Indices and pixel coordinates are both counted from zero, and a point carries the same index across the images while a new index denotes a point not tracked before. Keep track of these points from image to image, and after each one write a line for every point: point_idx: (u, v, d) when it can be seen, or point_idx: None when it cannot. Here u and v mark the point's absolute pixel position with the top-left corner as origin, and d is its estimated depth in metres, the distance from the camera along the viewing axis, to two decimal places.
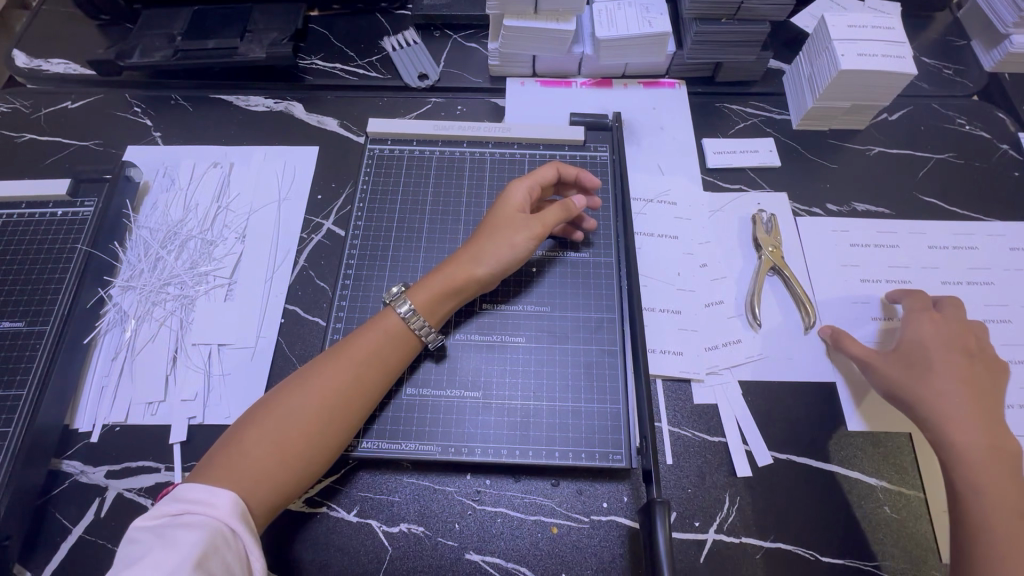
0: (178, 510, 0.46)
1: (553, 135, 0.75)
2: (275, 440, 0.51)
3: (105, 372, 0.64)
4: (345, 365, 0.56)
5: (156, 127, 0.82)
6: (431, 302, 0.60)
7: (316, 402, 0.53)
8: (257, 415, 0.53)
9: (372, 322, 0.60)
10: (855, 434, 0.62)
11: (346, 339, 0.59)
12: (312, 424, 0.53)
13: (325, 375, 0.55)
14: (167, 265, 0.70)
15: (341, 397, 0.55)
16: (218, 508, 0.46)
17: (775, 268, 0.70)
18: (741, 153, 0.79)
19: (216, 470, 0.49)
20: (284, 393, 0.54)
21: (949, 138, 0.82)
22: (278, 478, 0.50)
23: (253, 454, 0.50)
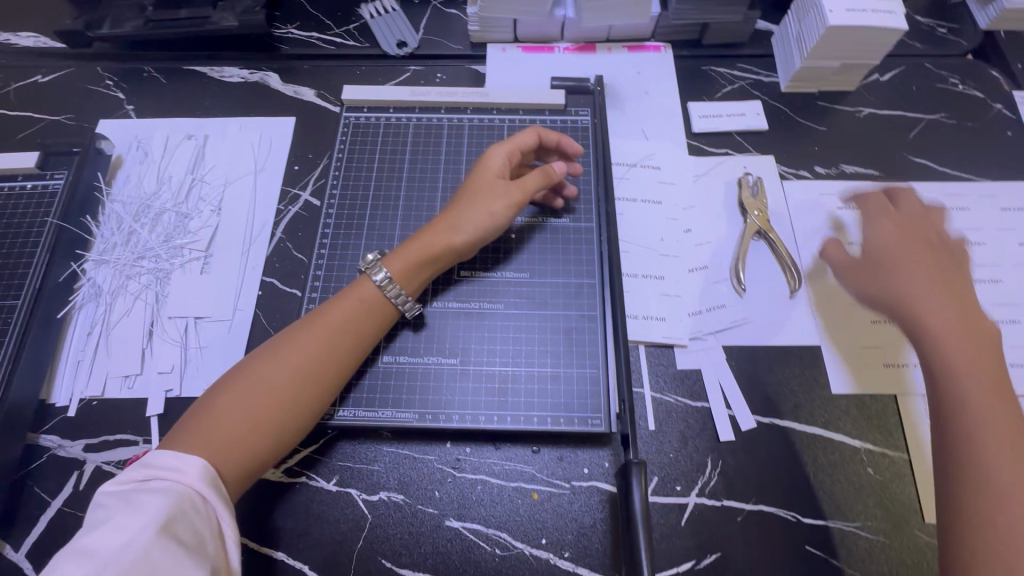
0: (144, 476, 0.45)
1: (533, 100, 0.74)
2: (250, 407, 0.50)
3: (80, 346, 0.64)
4: (322, 332, 0.55)
5: (129, 100, 0.80)
6: (409, 271, 0.59)
7: (292, 369, 0.52)
8: (230, 382, 0.52)
9: (349, 289, 0.58)
10: (839, 397, 0.62)
11: (321, 306, 0.57)
12: (287, 391, 0.51)
13: (300, 343, 0.53)
14: (141, 238, 0.69)
15: (318, 364, 0.53)
16: (186, 473, 0.45)
17: (760, 231, 0.69)
18: (727, 117, 0.77)
19: (188, 437, 0.48)
20: (258, 361, 0.53)
21: (942, 98, 0.80)
22: (255, 444, 0.49)
23: (228, 421, 0.49)
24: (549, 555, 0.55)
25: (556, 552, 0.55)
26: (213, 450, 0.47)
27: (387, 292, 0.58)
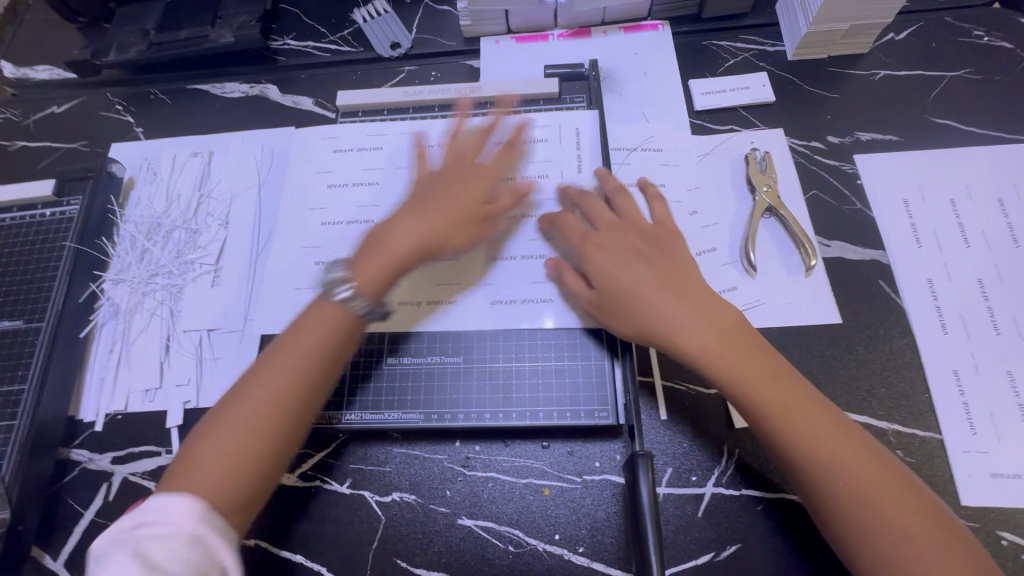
0: (136, 522, 0.43)
1: (527, 90, 0.72)
2: (239, 451, 0.47)
3: (104, 363, 0.67)
4: (294, 366, 0.49)
5: (138, 123, 0.83)
6: (377, 282, 0.53)
7: (269, 406, 0.48)
8: (215, 426, 0.48)
9: (312, 316, 0.52)
10: (862, 377, 0.59)
11: (284, 335, 0.52)
12: (258, 434, 0.47)
13: (272, 373, 0.49)
14: (154, 256, 0.71)
15: (300, 399, 0.49)
16: (173, 514, 0.43)
17: (771, 208, 0.66)
18: (731, 91, 0.74)
19: (165, 491, 0.46)
20: (240, 402, 0.48)
21: (966, 52, 0.75)
22: (236, 488, 0.46)
23: (212, 469, 0.46)
24: (563, 551, 0.55)
25: (570, 547, 0.55)
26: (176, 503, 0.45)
27: (346, 309, 0.51)
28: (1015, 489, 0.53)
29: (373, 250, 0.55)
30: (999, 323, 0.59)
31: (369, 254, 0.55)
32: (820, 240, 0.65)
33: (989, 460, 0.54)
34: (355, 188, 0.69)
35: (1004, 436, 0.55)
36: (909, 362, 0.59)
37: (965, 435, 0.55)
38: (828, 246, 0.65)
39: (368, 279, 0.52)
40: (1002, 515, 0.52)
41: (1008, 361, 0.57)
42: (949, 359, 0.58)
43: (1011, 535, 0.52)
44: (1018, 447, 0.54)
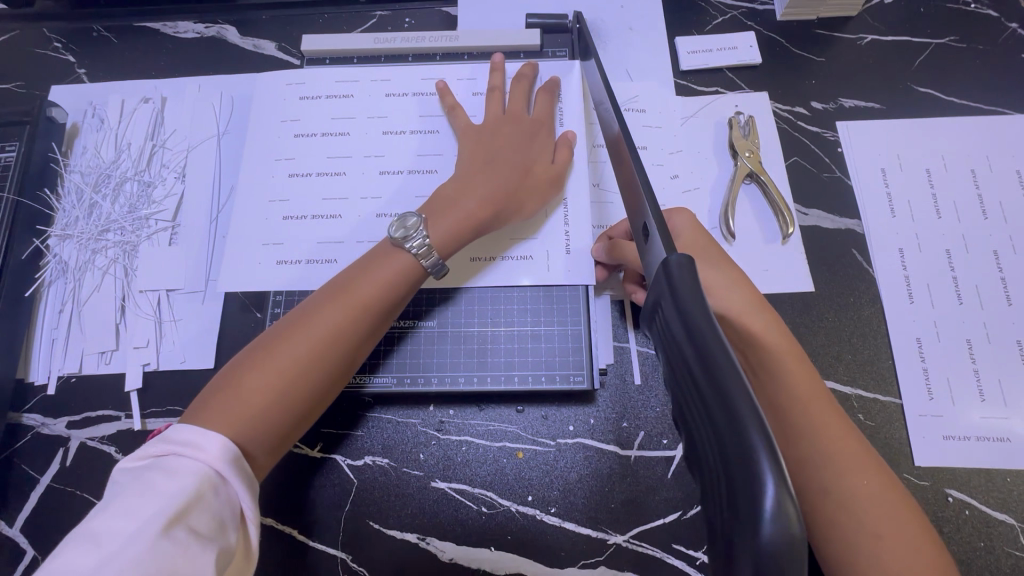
0: (162, 451, 0.43)
1: (506, 41, 0.68)
2: (282, 378, 0.47)
3: (54, 324, 0.63)
4: (352, 308, 0.50)
5: (80, 63, 0.75)
6: (450, 239, 0.54)
7: (321, 341, 0.49)
8: (264, 352, 0.48)
9: (373, 262, 0.53)
10: (828, 345, 0.60)
11: (346, 276, 0.53)
12: (305, 367, 0.48)
13: (327, 323, 0.49)
14: (104, 210, 0.66)
15: (349, 340, 0.50)
16: (206, 451, 0.42)
17: (752, 174, 0.65)
18: (718, 51, 0.72)
19: (206, 410, 0.45)
20: (293, 335, 0.49)
21: (952, 19, 0.73)
22: (274, 418, 0.47)
23: (253, 392, 0.46)
24: (536, 511, 0.55)
25: (542, 508, 0.56)
26: (217, 421, 0.45)
27: (421, 261, 0.53)
28: (963, 449, 0.55)
29: (443, 206, 0.55)
30: (963, 293, 0.60)
31: (437, 209, 0.55)
32: (798, 208, 0.65)
33: (944, 423, 0.56)
34: (321, 139, 0.65)
35: (957, 401, 0.57)
36: (876, 330, 0.60)
37: (923, 399, 0.57)
38: (806, 214, 0.65)
39: (443, 233, 0.54)
40: (951, 474, 0.55)
41: (968, 329, 0.59)
42: (913, 326, 0.60)
43: (957, 492, 0.55)
44: (970, 411, 0.56)
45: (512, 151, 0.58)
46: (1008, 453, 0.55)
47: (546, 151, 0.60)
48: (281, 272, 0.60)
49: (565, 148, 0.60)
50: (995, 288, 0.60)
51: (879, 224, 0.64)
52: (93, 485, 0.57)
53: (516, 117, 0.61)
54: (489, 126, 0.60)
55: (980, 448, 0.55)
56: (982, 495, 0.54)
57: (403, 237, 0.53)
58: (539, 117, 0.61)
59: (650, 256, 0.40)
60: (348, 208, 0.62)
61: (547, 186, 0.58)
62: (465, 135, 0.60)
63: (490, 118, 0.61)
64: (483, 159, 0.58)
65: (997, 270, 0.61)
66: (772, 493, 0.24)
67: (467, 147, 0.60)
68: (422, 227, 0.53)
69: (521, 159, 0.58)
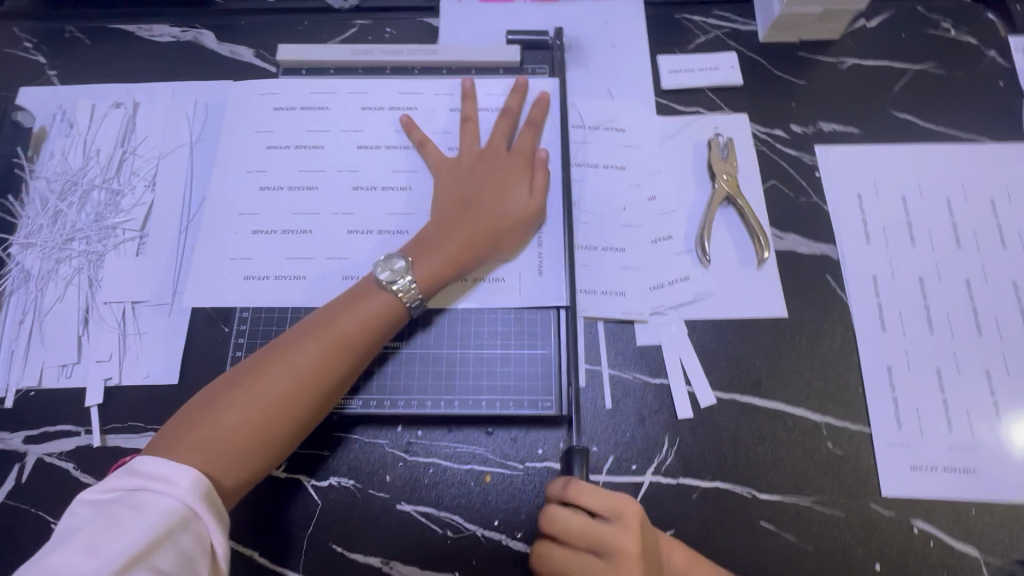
0: (132, 485, 0.41)
1: (486, 57, 0.68)
2: (261, 414, 0.46)
3: (14, 335, 0.61)
4: (335, 345, 0.50)
5: (50, 65, 0.74)
6: (433, 279, 0.54)
7: (301, 378, 0.48)
8: (241, 385, 0.47)
9: (358, 296, 0.52)
10: (800, 372, 0.60)
11: (331, 308, 0.52)
12: (285, 403, 0.47)
13: (307, 359, 0.49)
14: (70, 219, 0.65)
15: (332, 376, 0.50)
16: (178, 486, 0.41)
17: (729, 197, 0.65)
18: (699, 71, 0.72)
19: (177, 444, 0.44)
20: (271, 368, 0.48)
21: (932, 45, 0.74)
22: (247, 455, 0.46)
23: (226, 428, 0.45)
24: (502, 536, 0.55)
25: (509, 533, 0.55)
26: (187, 455, 0.44)
27: (400, 297, 0.52)
28: (931, 480, 0.55)
29: (426, 246, 0.55)
30: (934, 322, 0.61)
31: (418, 251, 0.55)
32: (774, 232, 0.65)
33: (912, 453, 0.57)
34: (295, 151, 0.64)
35: (926, 431, 0.57)
36: (848, 357, 0.60)
37: (892, 429, 0.57)
38: (781, 238, 0.65)
39: (426, 274, 0.54)
40: (917, 505, 0.55)
41: (938, 359, 0.59)
42: (885, 355, 0.60)
43: (923, 523, 0.55)
44: (937, 441, 0.57)
45: (491, 189, 0.58)
46: (975, 485, 0.55)
47: (524, 181, 0.59)
48: (250, 288, 0.59)
49: (543, 173, 0.59)
50: (966, 319, 0.60)
51: (854, 251, 0.64)
52: (49, 502, 0.56)
53: (495, 147, 0.60)
54: (467, 163, 0.60)
55: (947, 479, 0.55)
56: (948, 526, 0.55)
57: (387, 274, 0.53)
58: (519, 148, 0.60)
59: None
60: (321, 223, 0.61)
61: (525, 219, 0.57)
62: (441, 172, 0.60)
63: (467, 151, 0.61)
64: (462, 197, 0.57)
65: (969, 300, 0.61)
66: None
67: (445, 183, 0.59)
68: (407, 268, 0.53)
69: (499, 196, 0.57)
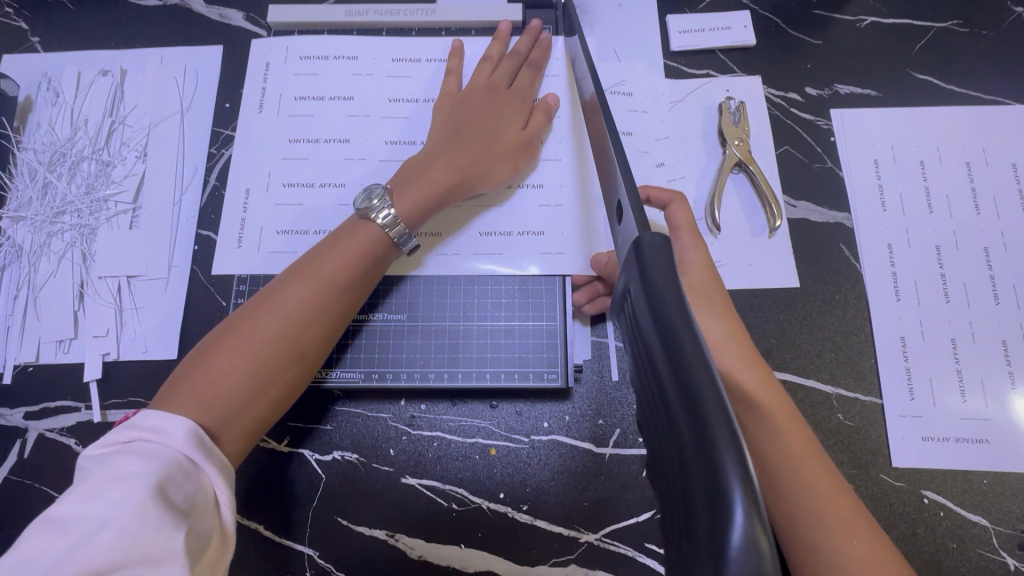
0: (128, 438, 0.40)
1: (487, 17, 0.64)
2: (197, 398, 0.43)
3: (9, 312, 0.60)
4: (324, 281, 0.49)
5: (33, 30, 0.71)
6: (415, 211, 0.52)
7: (292, 320, 0.47)
8: (231, 331, 0.46)
9: (344, 236, 0.51)
10: (811, 344, 0.58)
11: (316, 251, 0.51)
12: (285, 334, 0.46)
13: (292, 300, 0.47)
14: (60, 191, 0.63)
15: (295, 328, 0.47)
16: (172, 436, 0.40)
17: (740, 163, 0.62)
18: (711, 31, 0.68)
19: (176, 392, 0.43)
20: (261, 312, 0.47)
21: (956, 1, 0.70)
22: (244, 403, 0.45)
23: (220, 372, 0.44)
24: (508, 509, 0.54)
25: (514, 505, 0.55)
26: (183, 401, 0.43)
27: (389, 234, 0.51)
28: (942, 451, 0.55)
29: (412, 176, 0.54)
30: (950, 291, 0.59)
31: (406, 181, 0.54)
32: (787, 200, 0.63)
33: (923, 424, 0.56)
34: (314, 112, 0.61)
35: (939, 402, 0.56)
36: (860, 328, 0.59)
37: (904, 400, 0.56)
38: (794, 206, 0.63)
39: (410, 204, 0.52)
40: (929, 476, 0.54)
41: (953, 329, 0.58)
42: (898, 324, 0.58)
43: (933, 494, 0.54)
44: (950, 412, 0.56)
45: (486, 119, 0.57)
46: (986, 455, 0.54)
47: (521, 116, 0.58)
48: (285, 240, 0.57)
49: (541, 114, 0.59)
50: (984, 287, 0.59)
51: (870, 219, 0.62)
52: (51, 478, 0.56)
53: (494, 84, 0.59)
54: (468, 96, 0.59)
55: (958, 450, 0.55)
56: (958, 497, 0.54)
57: (368, 207, 0.51)
58: (515, 91, 0.59)
59: (624, 237, 0.37)
60: (316, 192, 0.59)
61: (518, 151, 0.57)
62: (443, 104, 0.59)
63: (471, 86, 0.60)
64: (457, 127, 0.57)
65: (987, 268, 0.59)
66: (742, 516, 0.19)
67: (442, 115, 0.58)
68: (386, 199, 0.52)
69: (495, 128, 0.57)
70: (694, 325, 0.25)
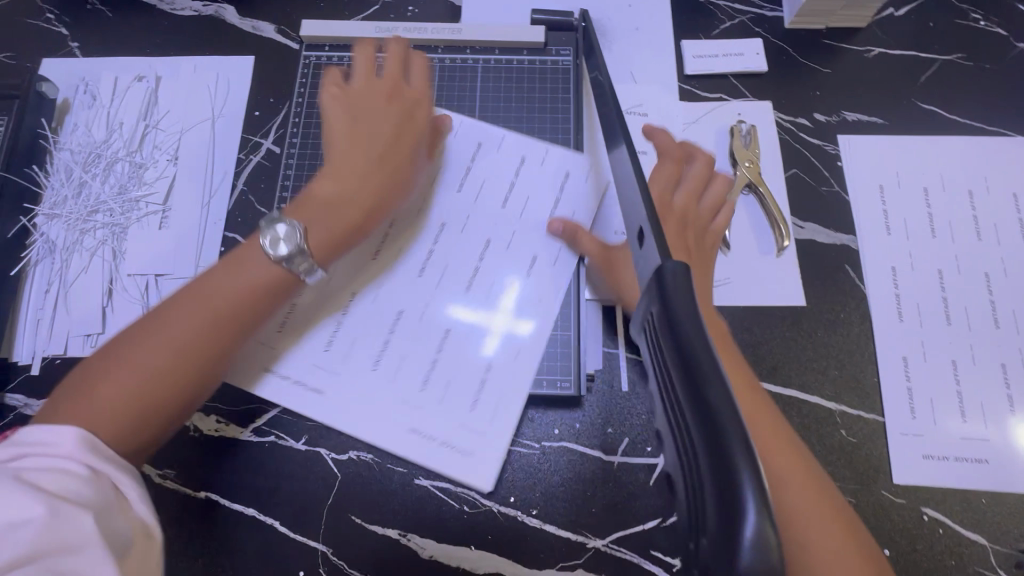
0: (20, 454, 0.40)
1: (510, 37, 0.67)
2: (85, 417, 0.43)
3: (38, 305, 0.62)
4: (214, 300, 0.48)
5: (73, 35, 0.73)
6: (326, 249, 0.52)
7: (194, 339, 0.47)
8: (133, 347, 0.46)
9: (240, 257, 0.51)
10: (815, 359, 0.60)
11: (210, 272, 0.50)
12: (184, 356, 0.47)
13: (178, 316, 0.47)
14: (93, 191, 0.65)
15: (189, 344, 0.47)
16: (66, 449, 0.41)
17: (751, 185, 0.65)
18: (723, 57, 0.71)
19: (63, 411, 0.44)
20: (155, 327, 0.47)
21: (960, 35, 0.73)
22: (131, 416, 0.45)
23: (114, 391, 0.44)
24: (517, 513, 0.56)
25: (524, 510, 0.56)
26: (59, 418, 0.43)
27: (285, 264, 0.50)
28: (942, 469, 0.56)
29: (316, 214, 0.53)
30: (951, 314, 0.61)
31: (309, 218, 0.52)
32: (794, 221, 0.65)
33: (924, 442, 0.57)
34: None
35: (940, 422, 0.57)
36: (863, 346, 0.61)
37: (906, 418, 0.58)
38: (801, 227, 0.65)
39: (323, 245, 0.52)
40: (929, 493, 0.56)
41: (954, 350, 0.59)
42: (901, 345, 0.60)
43: (933, 511, 0.55)
44: (951, 432, 0.57)
45: (396, 152, 0.57)
46: (985, 475, 0.56)
47: (419, 150, 0.59)
48: None
49: (461, 147, 0.61)
50: (983, 311, 0.61)
51: (875, 242, 0.64)
52: None
53: (393, 107, 0.58)
54: (362, 119, 0.57)
55: (959, 469, 0.56)
56: (957, 515, 0.55)
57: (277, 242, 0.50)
58: (410, 117, 0.59)
59: (643, 262, 0.39)
60: None
61: (434, 186, 0.59)
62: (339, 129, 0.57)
63: (364, 108, 0.58)
64: (367, 156, 0.55)
65: (987, 292, 0.61)
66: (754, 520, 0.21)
67: (344, 141, 0.56)
68: (297, 232, 0.51)
69: (402, 162, 0.57)
70: (712, 356, 0.27)
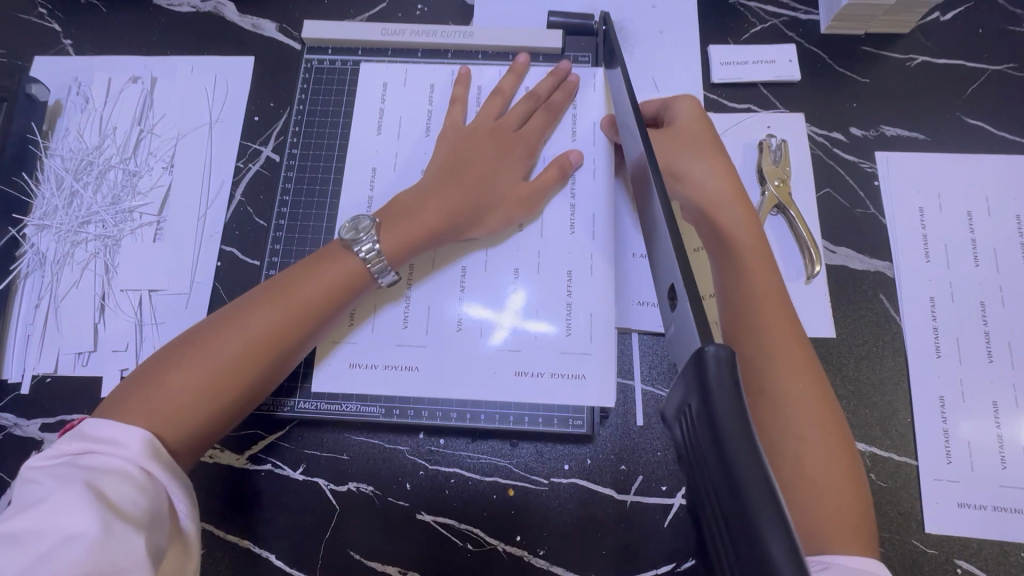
0: (78, 450, 0.37)
1: (525, 42, 0.63)
2: (148, 413, 0.39)
3: (29, 321, 0.59)
4: (296, 301, 0.46)
5: (66, 33, 0.70)
6: (404, 247, 0.50)
7: (258, 342, 0.44)
8: (198, 345, 0.43)
9: (317, 264, 0.48)
10: (845, 396, 0.56)
11: (289, 273, 0.48)
12: (242, 368, 0.43)
13: (252, 318, 0.44)
14: (86, 200, 0.62)
15: (258, 348, 0.44)
16: (129, 449, 0.37)
17: (780, 206, 0.60)
18: (754, 64, 0.66)
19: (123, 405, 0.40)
20: (231, 325, 0.44)
21: (1012, 43, 0.67)
22: (196, 413, 0.41)
23: (175, 389, 0.41)
24: (523, 553, 0.53)
25: (531, 549, 0.53)
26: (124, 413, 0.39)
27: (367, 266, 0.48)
28: (979, 519, 0.53)
29: (400, 212, 0.51)
30: (994, 350, 0.56)
31: (395, 215, 0.51)
32: (826, 245, 0.61)
33: (960, 489, 0.53)
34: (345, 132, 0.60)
35: (978, 467, 0.54)
36: (896, 383, 0.57)
37: (941, 462, 0.54)
38: (833, 252, 0.61)
39: (397, 241, 0.49)
40: (963, 544, 0.52)
41: (995, 390, 0.55)
42: (938, 382, 0.56)
43: (966, 563, 0.52)
44: (989, 478, 0.53)
45: (485, 161, 0.55)
46: None
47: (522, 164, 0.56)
48: None
49: (555, 169, 0.56)
50: None
51: (912, 270, 0.60)
52: None
53: (500, 126, 0.57)
54: (473, 132, 0.57)
55: (997, 519, 0.52)
56: (993, 568, 0.52)
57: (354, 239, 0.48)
58: (523, 137, 0.57)
59: (677, 327, 0.35)
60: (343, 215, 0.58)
61: (519, 204, 0.55)
62: (446, 137, 0.57)
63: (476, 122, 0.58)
64: (455, 164, 0.55)
65: None
66: None
67: (444, 150, 0.56)
68: (373, 232, 0.49)
69: (496, 171, 0.55)
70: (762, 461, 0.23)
